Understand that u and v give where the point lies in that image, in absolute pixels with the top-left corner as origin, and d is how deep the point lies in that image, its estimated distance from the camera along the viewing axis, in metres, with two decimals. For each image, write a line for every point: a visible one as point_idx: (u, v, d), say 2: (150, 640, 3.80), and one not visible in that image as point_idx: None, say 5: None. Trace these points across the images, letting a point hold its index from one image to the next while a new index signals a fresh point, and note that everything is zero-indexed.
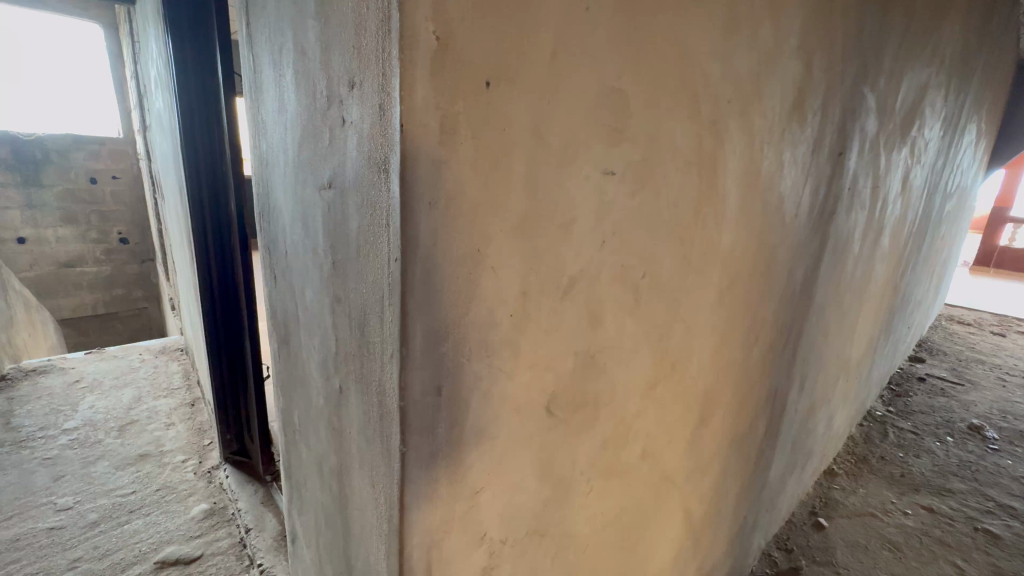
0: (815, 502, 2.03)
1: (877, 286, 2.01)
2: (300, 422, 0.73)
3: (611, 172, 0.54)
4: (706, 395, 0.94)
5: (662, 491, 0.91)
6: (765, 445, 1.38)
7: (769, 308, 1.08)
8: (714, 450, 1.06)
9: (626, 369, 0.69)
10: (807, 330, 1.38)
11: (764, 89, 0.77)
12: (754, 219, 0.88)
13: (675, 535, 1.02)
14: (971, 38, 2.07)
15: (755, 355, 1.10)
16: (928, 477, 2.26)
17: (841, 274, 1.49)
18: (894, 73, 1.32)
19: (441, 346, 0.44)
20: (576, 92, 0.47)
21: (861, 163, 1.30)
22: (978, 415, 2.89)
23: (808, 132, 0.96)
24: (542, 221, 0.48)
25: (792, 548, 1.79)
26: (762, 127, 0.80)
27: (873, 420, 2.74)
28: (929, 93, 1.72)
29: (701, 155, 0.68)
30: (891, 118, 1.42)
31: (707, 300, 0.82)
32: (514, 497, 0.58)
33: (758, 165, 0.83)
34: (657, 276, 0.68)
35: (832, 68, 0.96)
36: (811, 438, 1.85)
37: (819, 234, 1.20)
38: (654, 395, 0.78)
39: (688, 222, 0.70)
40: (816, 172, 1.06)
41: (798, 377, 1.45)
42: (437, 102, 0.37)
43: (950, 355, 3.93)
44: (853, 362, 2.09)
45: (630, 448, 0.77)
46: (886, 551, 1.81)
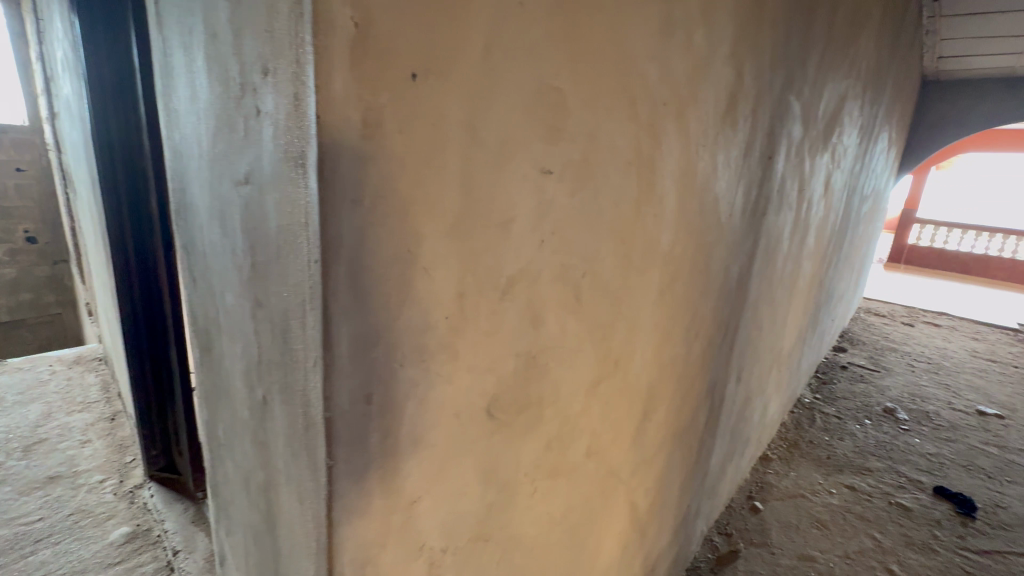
0: (751, 486, 2.15)
1: (804, 282, 2.15)
2: (225, 434, 0.67)
3: (549, 172, 0.53)
4: (649, 390, 0.97)
5: (609, 486, 0.92)
6: (706, 435, 1.44)
7: (708, 305, 1.12)
8: (658, 444, 1.09)
9: (570, 369, 0.69)
10: (743, 325, 1.45)
11: (698, 93, 0.79)
12: (691, 219, 0.90)
13: (621, 528, 1.04)
14: (884, 53, 2.26)
15: (695, 350, 1.14)
16: (849, 458, 2.45)
17: (773, 271, 1.58)
18: (817, 83, 1.42)
19: (371, 353, 0.42)
20: (512, 90, 0.46)
21: (788, 167, 1.39)
22: (892, 399, 3.18)
23: (740, 136, 1.00)
24: (480, 220, 0.47)
25: (732, 532, 1.88)
26: (697, 130, 0.82)
27: (803, 407, 2.95)
28: (848, 103, 1.86)
29: (640, 156, 0.69)
30: (814, 125, 1.52)
31: (648, 299, 0.84)
32: (457, 503, 0.56)
33: (695, 166, 0.85)
34: (599, 276, 0.69)
35: (761, 75, 1.01)
36: (748, 426, 1.95)
37: (752, 233, 1.26)
38: (598, 393, 0.79)
39: (629, 221, 0.71)
40: (748, 174, 1.12)
41: (736, 370, 1.53)
42: (358, 92, 0.34)
43: (868, 344, 4.30)
44: (784, 353, 2.22)
45: (576, 447, 0.77)
46: (814, 529, 1.94)
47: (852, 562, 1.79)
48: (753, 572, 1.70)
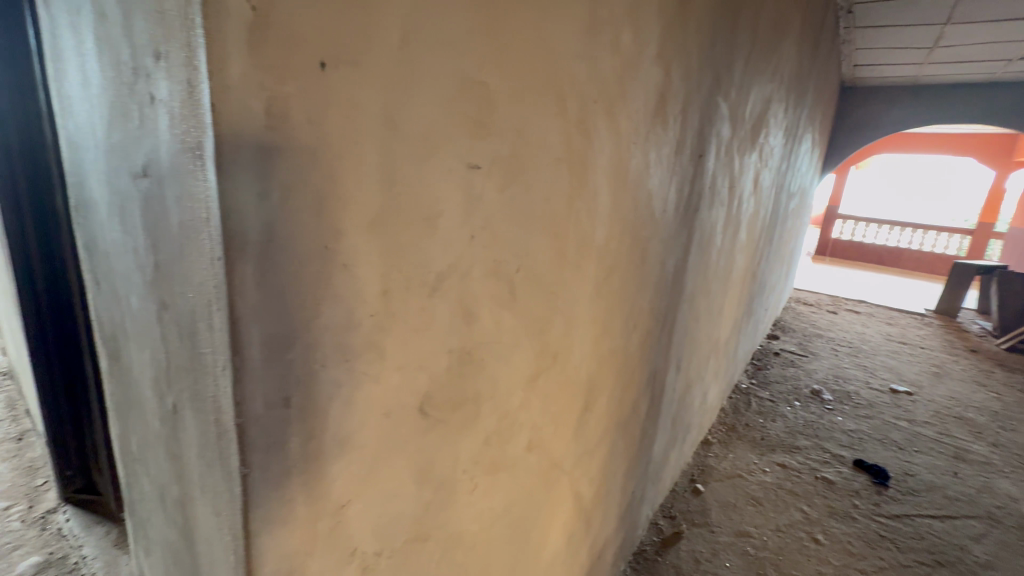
0: (693, 470, 2.26)
1: (738, 274, 2.28)
2: (138, 449, 0.63)
3: (477, 167, 0.53)
4: (590, 382, 0.99)
5: (552, 478, 0.94)
6: (648, 423, 1.50)
7: (645, 298, 1.17)
8: (601, 434, 1.13)
9: (507, 363, 0.70)
10: (680, 316, 1.52)
11: (628, 92, 0.81)
12: (625, 214, 0.93)
13: (566, 519, 1.06)
14: (804, 60, 2.43)
15: (634, 342, 1.18)
16: (781, 438, 2.63)
17: (707, 264, 1.66)
18: (743, 86, 1.50)
19: (287, 354, 0.40)
20: (432, 83, 0.45)
21: (718, 165, 1.46)
22: (818, 381, 3.44)
23: (670, 135, 1.04)
24: (404, 215, 0.46)
25: (675, 514, 1.96)
26: (628, 128, 0.85)
27: (740, 392, 3.13)
28: (773, 105, 1.98)
29: (571, 152, 0.70)
30: (742, 125, 1.61)
31: (585, 292, 0.86)
32: (391, 505, 0.55)
33: (627, 164, 0.88)
34: (534, 271, 0.69)
35: (689, 77, 1.06)
36: (688, 413, 2.05)
37: (687, 228, 1.32)
38: (537, 387, 0.80)
39: (562, 217, 0.73)
40: (680, 172, 1.17)
41: (675, 359, 1.60)
42: (258, 80, 0.33)
43: (798, 331, 4.62)
44: (721, 342, 2.34)
45: (516, 441, 0.78)
46: (749, 506, 2.06)
47: (783, 534, 1.92)
48: (695, 551, 1.79)
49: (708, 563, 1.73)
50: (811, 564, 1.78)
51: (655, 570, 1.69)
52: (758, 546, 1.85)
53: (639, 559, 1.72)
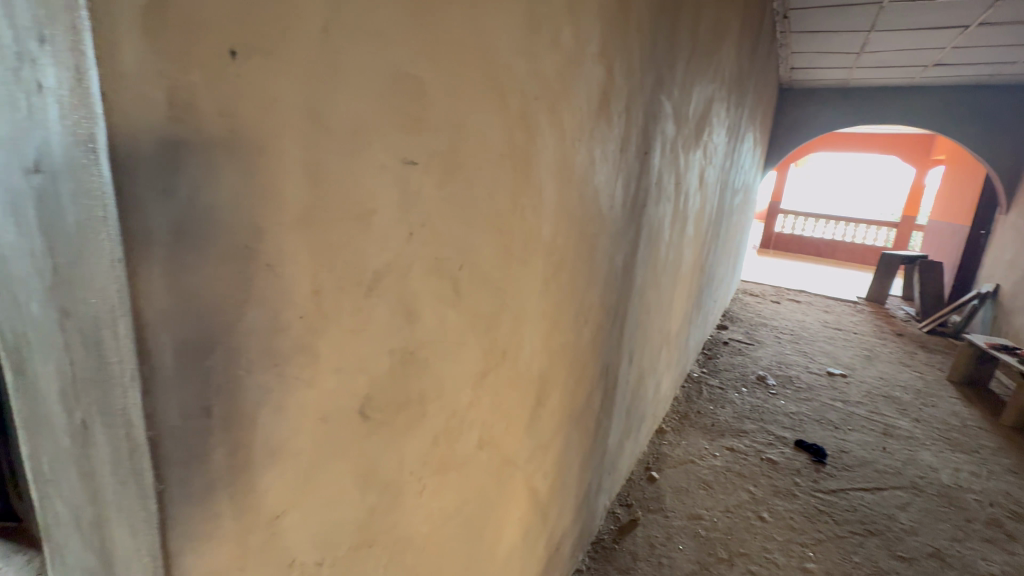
0: (649, 458, 2.34)
1: (686, 268, 2.37)
2: (48, 469, 0.57)
3: (413, 163, 0.52)
4: (541, 377, 1.00)
5: (505, 474, 0.94)
6: (603, 416, 1.53)
7: (595, 293, 1.19)
8: (555, 428, 1.14)
9: (454, 362, 0.69)
10: (631, 309, 1.56)
11: (570, 89, 0.82)
12: (572, 210, 0.94)
13: (521, 514, 1.07)
14: (744, 62, 2.53)
15: (585, 336, 1.20)
16: (729, 423, 2.75)
17: (656, 259, 1.71)
18: (686, 85, 1.55)
19: (205, 361, 0.38)
20: (360, 75, 0.44)
21: (664, 162, 1.51)
22: (763, 367, 3.63)
23: (615, 133, 1.06)
24: (334, 212, 0.45)
25: (631, 502, 2.02)
26: (572, 125, 0.86)
27: (692, 381, 3.27)
28: (715, 105, 2.06)
29: (513, 149, 0.70)
30: (686, 123, 1.66)
31: (533, 288, 0.87)
32: (331, 512, 0.53)
33: (571, 160, 0.89)
34: (479, 268, 0.69)
35: (632, 75, 1.08)
36: (642, 403, 2.11)
37: (634, 224, 1.36)
38: (486, 384, 0.79)
39: (507, 214, 0.73)
40: (626, 168, 1.19)
41: (627, 352, 1.64)
42: (157, 67, 0.31)
43: (744, 320, 4.87)
44: (673, 333, 2.43)
45: (466, 440, 0.77)
46: (701, 490, 2.15)
47: (732, 515, 2.01)
48: (651, 536, 1.84)
49: (663, 547, 1.79)
50: (757, 541, 1.87)
51: (613, 558, 1.73)
52: (708, 527, 1.93)
53: (598, 548, 1.76)
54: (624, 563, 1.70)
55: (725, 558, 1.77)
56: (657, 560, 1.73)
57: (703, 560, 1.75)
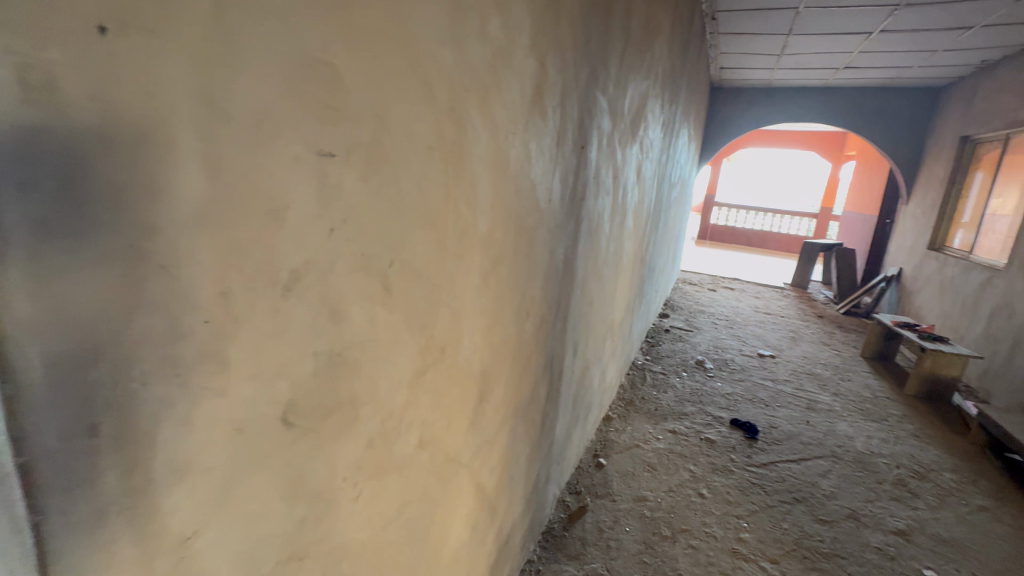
0: (596, 446, 2.40)
1: (627, 260, 2.45)
2: None
3: (331, 155, 0.49)
4: (483, 372, 0.99)
5: (448, 472, 0.93)
6: (548, 408, 1.55)
7: (536, 286, 1.20)
8: (499, 423, 1.14)
9: (387, 362, 0.67)
10: (574, 302, 1.59)
11: (501, 83, 0.82)
12: (508, 203, 0.94)
13: (467, 511, 1.06)
14: (676, 60, 2.64)
15: (527, 329, 1.21)
16: (671, 407, 2.89)
17: (597, 251, 1.75)
18: (620, 81, 1.59)
19: (89, 373, 0.34)
20: (262, 59, 0.40)
21: (601, 156, 1.54)
22: (702, 352, 3.84)
23: (550, 126, 1.07)
24: (241, 206, 0.41)
25: (581, 489, 2.08)
26: (504, 118, 0.86)
27: (636, 368, 3.40)
28: (650, 101, 2.13)
29: (443, 141, 0.69)
30: (621, 118, 1.71)
31: (471, 282, 0.86)
32: (254, 528, 0.50)
33: (506, 154, 0.89)
34: (412, 263, 0.67)
35: (565, 69, 1.09)
36: (589, 392, 2.16)
37: (574, 218, 1.38)
38: (424, 383, 0.78)
39: (439, 208, 0.71)
40: (563, 162, 1.21)
41: (571, 344, 1.67)
42: (4, 41, 0.27)
43: (684, 308, 5.12)
44: (616, 322, 2.50)
45: (405, 441, 0.75)
46: (645, 472, 2.24)
47: (675, 494, 2.11)
48: (599, 521, 1.90)
49: (611, 530, 1.85)
50: (697, 517, 1.97)
51: (563, 545, 1.76)
52: (653, 507, 2.01)
53: (548, 537, 1.79)
54: (574, 549, 1.74)
55: (668, 535, 1.85)
56: (605, 543, 1.78)
57: (648, 539, 1.83)
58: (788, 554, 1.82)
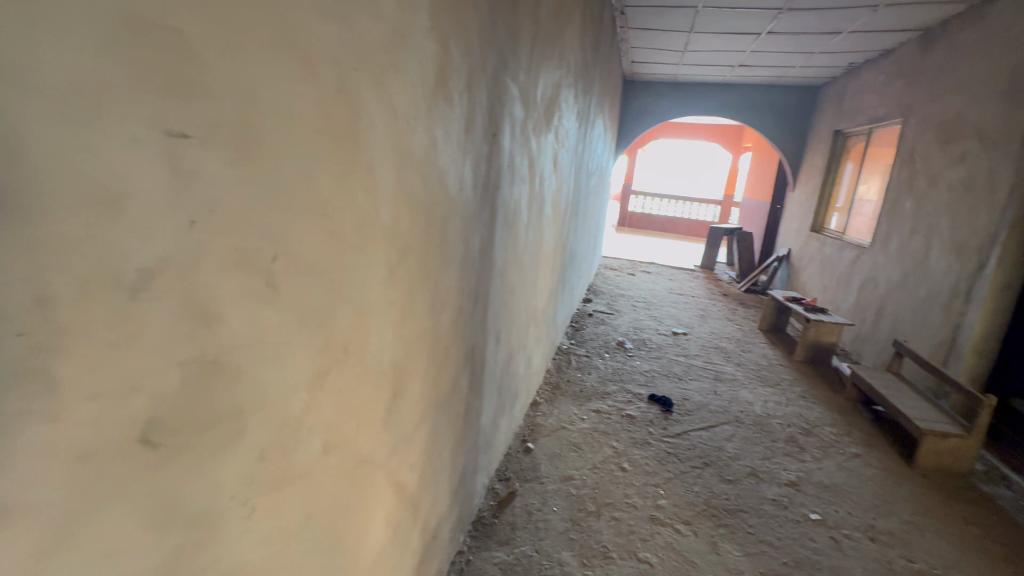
0: (524, 431, 2.45)
1: (548, 248, 2.49)
2: None
3: (184, 136, 0.44)
4: (395, 368, 0.95)
5: (362, 475, 0.89)
6: (471, 399, 1.54)
7: (451, 277, 1.17)
8: (417, 418, 1.11)
9: (278, 365, 0.61)
10: (493, 291, 1.58)
11: (399, 65, 0.78)
12: (414, 192, 0.91)
13: (387, 512, 1.02)
14: (587, 51, 2.70)
15: (444, 321, 1.19)
16: (595, 387, 3.01)
17: (515, 240, 1.76)
18: (531, 70, 1.59)
19: None
20: (74, 19, 0.35)
21: (515, 144, 1.54)
22: (622, 333, 4.04)
23: (457, 112, 1.05)
24: (61, 192, 0.36)
25: (509, 475, 2.10)
26: (404, 102, 0.82)
27: (562, 353, 3.50)
28: (563, 90, 2.16)
29: (332, 124, 0.64)
30: (534, 107, 1.72)
31: (375, 275, 0.82)
32: (113, 565, 0.44)
33: (408, 140, 0.85)
34: (302, 257, 0.62)
35: (471, 53, 1.07)
36: (514, 379, 2.18)
37: (489, 206, 1.37)
38: (327, 385, 0.73)
39: (331, 198, 0.66)
40: (474, 150, 1.19)
41: (492, 333, 1.67)
42: None
43: (606, 293, 5.34)
44: (540, 309, 2.55)
45: (306, 448, 0.70)
46: (571, 452, 2.31)
47: (599, 470, 2.20)
48: (527, 504, 1.93)
49: (539, 512, 1.89)
50: (620, 489, 2.08)
51: (493, 532, 1.78)
52: (579, 485, 2.08)
53: (478, 526, 1.79)
54: (504, 535, 1.76)
55: (593, 511, 1.93)
56: (534, 525, 1.82)
57: (575, 516, 1.89)
58: (699, 514, 1.97)
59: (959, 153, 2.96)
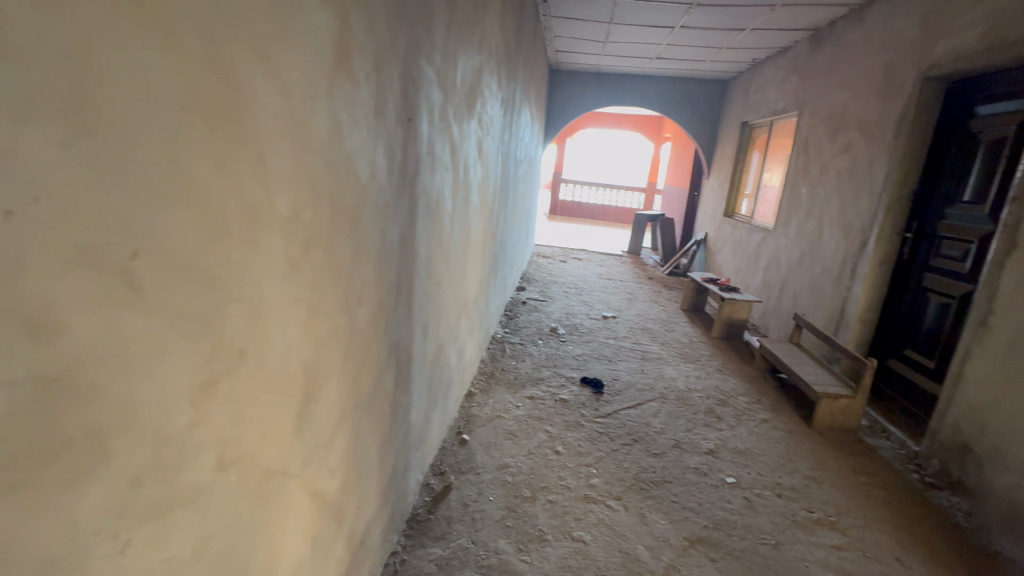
0: (459, 423, 2.42)
1: (476, 238, 2.46)
2: None
3: None
4: (305, 370, 0.88)
5: (271, 488, 0.82)
6: (399, 395, 1.49)
7: (367, 270, 1.11)
8: (336, 421, 1.04)
9: (152, 376, 0.54)
10: (417, 283, 1.53)
11: (288, 38, 0.71)
12: (317, 180, 0.84)
13: (305, 523, 0.96)
14: (509, 36, 2.67)
15: (362, 318, 1.12)
16: (529, 374, 3.05)
17: (439, 230, 1.71)
18: (448, 53, 1.54)
19: None
20: None
21: (434, 129, 1.48)
22: (555, 319, 4.12)
23: (364, 94, 0.98)
24: None
25: (444, 469, 2.07)
26: (297, 79, 0.74)
27: (496, 342, 3.51)
28: (485, 76, 2.12)
29: (204, 101, 0.56)
30: (454, 92, 1.67)
31: (273, 270, 0.74)
32: None
33: (306, 123, 0.78)
34: (175, 253, 0.55)
35: (377, 31, 1.00)
36: (446, 371, 2.14)
37: (407, 194, 1.31)
38: (220, 394, 0.66)
39: (212, 186, 0.59)
40: (387, 135, 1.13)
41: (419, 326, 1.61)
42: None
43: (539, 280, 5.42)
44: (470, 299, 2.52)
45: (197, 466, 0.63)
46: (506, 440, 2.33)
47: (534, 455, 2.23)
48: (463, 496, 1.92)
49: (475, 503, 1.88)
50: (554, 472, 2.12)
51: (428, 528, 1.74)
52: (514, 472, 2.10)
53: (412, 524, 1.75)
54: (439, 530, 1.73)
55: (528, 496, 1.95)
56: (470, 517, 1.81)
57: (511, 503, 1.91)
58: (629, 489, 2.07)
59: (844, 143, 3.28)
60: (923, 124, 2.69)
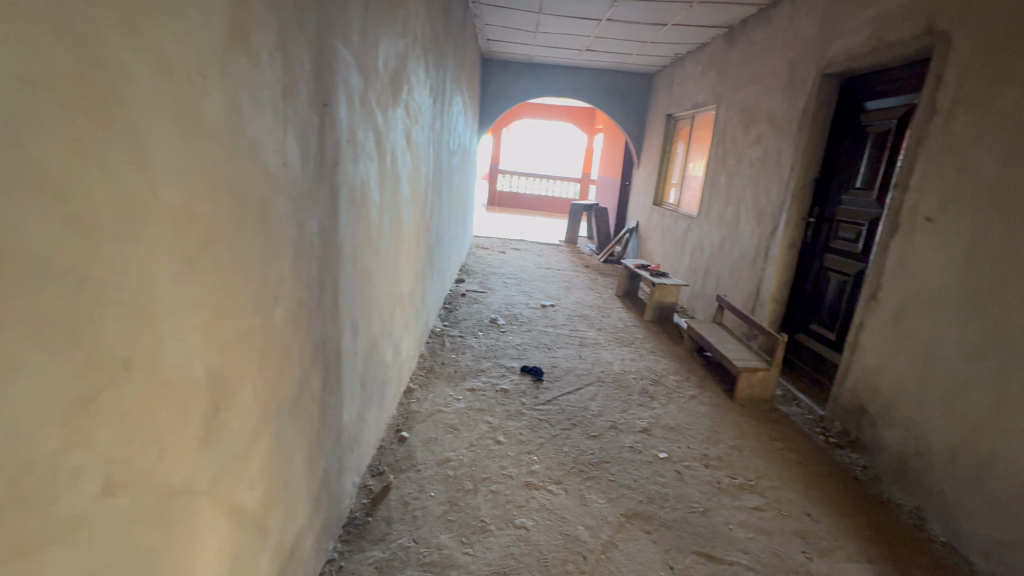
0: (398, 420, 2.36)
1: (409, 230, 2.39)
2: None
3: None
4: (211, 379, 0.81)
5: (175, 509, 0.74)
6: (327, 397, 1.41)
7: (283, 267, 1.04)
8: (253, 430, 0.97)
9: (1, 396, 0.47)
10: (343, 278, 1.46)
11: (167, 10, 0.63)
12: (215, 169, 0.76)
13: (221, 541, 0.89)
14: (435, 21, 2.58)
15: (279, 318, 1.05)
16: (470, 366, 3.03)
17: (366, 221, 1.63)
18: (367, 35, 1.46)
19: None
20: None
21: (355, 116, 1.41)
22: (495, 310, 4.12)
23: (268, 75, 0.90)
24: None
25: (383, 469, 2.01)
26: (182, 56, 0.67)
27: (435, 335, 3.45)
28: (410, 61, 2.04)
29: (55, 76, 0.49)
30: (376, 77, 1.59)
31: (164, 270, 0.67)
32: None
33: (197, 105, 0.71)
34: (25, 254, 0.47)
35: (280, 6, 0.93)
36: (382, 368, 2.07)
37: (327, 184, 1.24)
38: (102, 410, 0.58)
39: (73, 174, 0.51)
40: (300, 121, 1.05)
41: (347, 324, 1.54)
42: None
43: (478, 271, 5.40)
44: (405, 293, 2.45)
45: (77, 492, 0.56)
46: (447, 434, 2.30)
47: (475, 447, 2.22)
48: (403, 495, 1.87)
49: (416, 501, 1.84)
50: (496, 462, 2.13)
51: (367, 531, 1.69)
52: (456, 465, 2.08)
53: (350, 529, 1.69)
54: (378, 532, 1.68)
55: (470, 488, 1.95)
56: (410, 515, 1.77)
57: (452, 497, 1.89)
58: (568, 472, 2.12)
59: (757, 135, 3.52)
60: (821, 117, 2.94)
